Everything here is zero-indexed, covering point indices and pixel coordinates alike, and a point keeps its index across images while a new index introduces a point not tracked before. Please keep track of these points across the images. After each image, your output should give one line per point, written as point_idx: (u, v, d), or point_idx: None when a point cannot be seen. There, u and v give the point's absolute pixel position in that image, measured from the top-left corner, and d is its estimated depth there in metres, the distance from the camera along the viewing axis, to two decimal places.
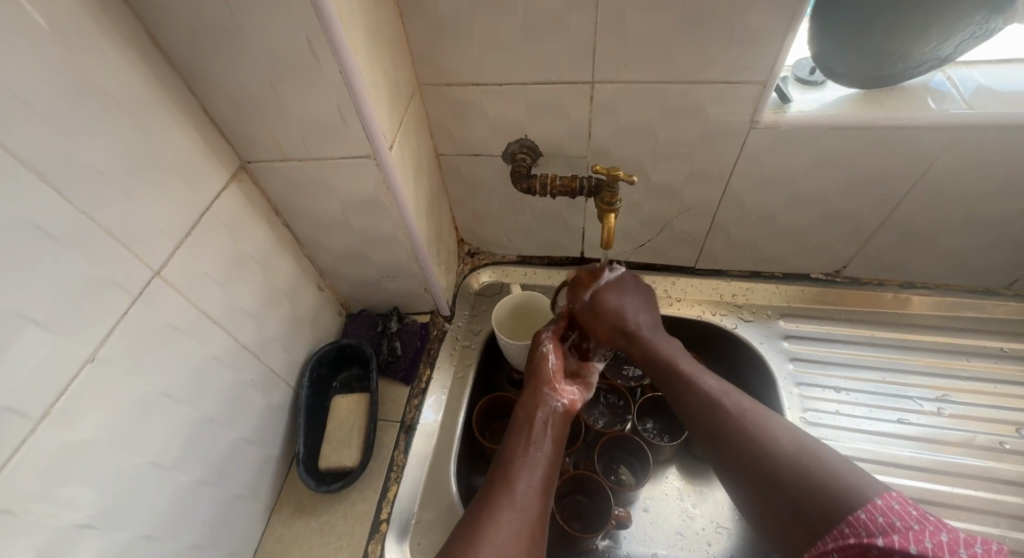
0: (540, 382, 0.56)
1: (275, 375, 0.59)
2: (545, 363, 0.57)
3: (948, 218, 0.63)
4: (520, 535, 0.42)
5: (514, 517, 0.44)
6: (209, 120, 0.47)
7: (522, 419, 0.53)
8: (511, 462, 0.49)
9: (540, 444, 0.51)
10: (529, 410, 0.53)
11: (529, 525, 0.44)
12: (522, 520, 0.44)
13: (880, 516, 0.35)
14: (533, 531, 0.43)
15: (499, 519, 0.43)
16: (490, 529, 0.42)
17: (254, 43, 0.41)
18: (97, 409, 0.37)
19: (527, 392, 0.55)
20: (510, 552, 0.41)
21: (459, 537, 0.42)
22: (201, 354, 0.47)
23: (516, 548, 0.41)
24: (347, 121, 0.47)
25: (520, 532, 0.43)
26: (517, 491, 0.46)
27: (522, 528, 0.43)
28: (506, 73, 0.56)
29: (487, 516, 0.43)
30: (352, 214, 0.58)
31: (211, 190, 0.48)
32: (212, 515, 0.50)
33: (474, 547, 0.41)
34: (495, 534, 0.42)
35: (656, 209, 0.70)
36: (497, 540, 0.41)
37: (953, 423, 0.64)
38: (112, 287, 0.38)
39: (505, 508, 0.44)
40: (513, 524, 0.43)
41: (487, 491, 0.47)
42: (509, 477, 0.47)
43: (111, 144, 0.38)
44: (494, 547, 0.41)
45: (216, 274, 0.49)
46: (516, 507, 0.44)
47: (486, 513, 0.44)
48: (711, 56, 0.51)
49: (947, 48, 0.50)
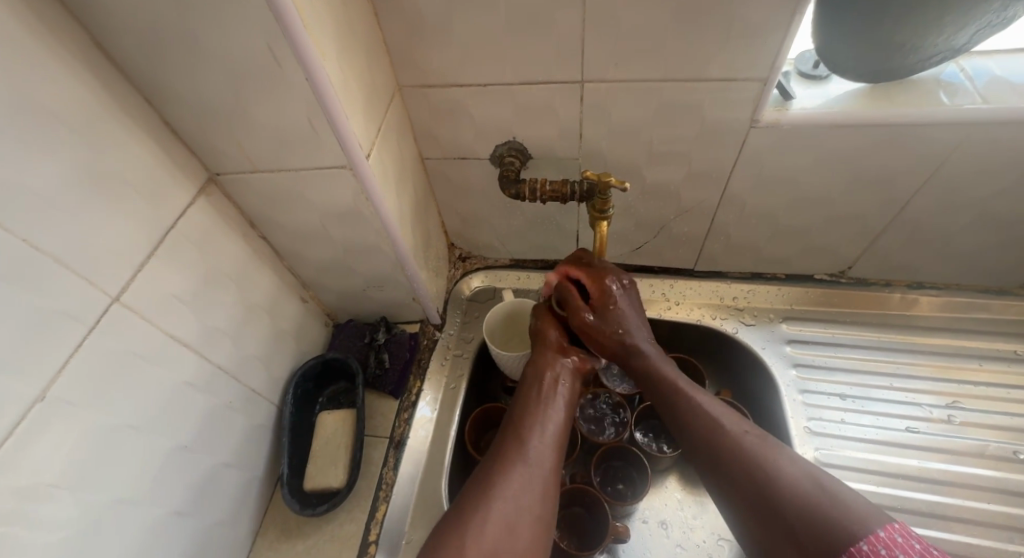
0: (546, 345, 0.57)
1: (256, 394, 0.57)
2: (547, 332, 0.59)
3: (958, 218, 0.60)
4: (532, 488, 0.44)
5: (528, 470, 0.45)
6: (172, 133, 0.44)
7: (530, 379, 0.54)
8: (519, 428, 0.49)
9: (552, 400, 0.52)
10: (538, 369, 0.55)
11: (543, 478, 0.45)
12: (535, 473, 0.45)
13: (884, 550, 0.33)
14: (547, 485, 0.45)
15: (511, 474, 0.45)
16: (503, 482, 0.44)
17: (212, 51, 0.38)
18: (49, 448, 0.35)
19: (535, 354, 0.57)
20: (524, 505, 0.43)
21: (471, 491, 0.44)
22: (171, 380, 0.45)
23: (530, 500, 0.43)
24: (317, 130, 0.44)
25: (534, 484, 0.45)
26: (531, 445, 0.47)
27: (536, 482, 0.45)
28: (490, 73, 0.53)
29: (499, 470, 0.45)
30: (332, 225, 0.55)
31: (175, 207, 0.45)
32: (187, 545, 0.48)
33: (487, 501, 0.42)
34: (508, 487, 0.44)
35: (653, 210, 0.67)
36: (510, 492, 0.43)
37: (965, 431, 0.61)
38: (64, 319, 0.36)
39: (519, 461, 0.46)
40: (527, 479, 0.44)
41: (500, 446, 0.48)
42: (523, 432, 0.48)
43: (58, 166, 0.35)
44: (506, 500, 0.43)
45: (186, 295, 0.46)
46: (529, 463, 0.46)
47: (498, 467, 0.45)
48: (708, 53, 0.48)
49: (962, 38, 0.47)
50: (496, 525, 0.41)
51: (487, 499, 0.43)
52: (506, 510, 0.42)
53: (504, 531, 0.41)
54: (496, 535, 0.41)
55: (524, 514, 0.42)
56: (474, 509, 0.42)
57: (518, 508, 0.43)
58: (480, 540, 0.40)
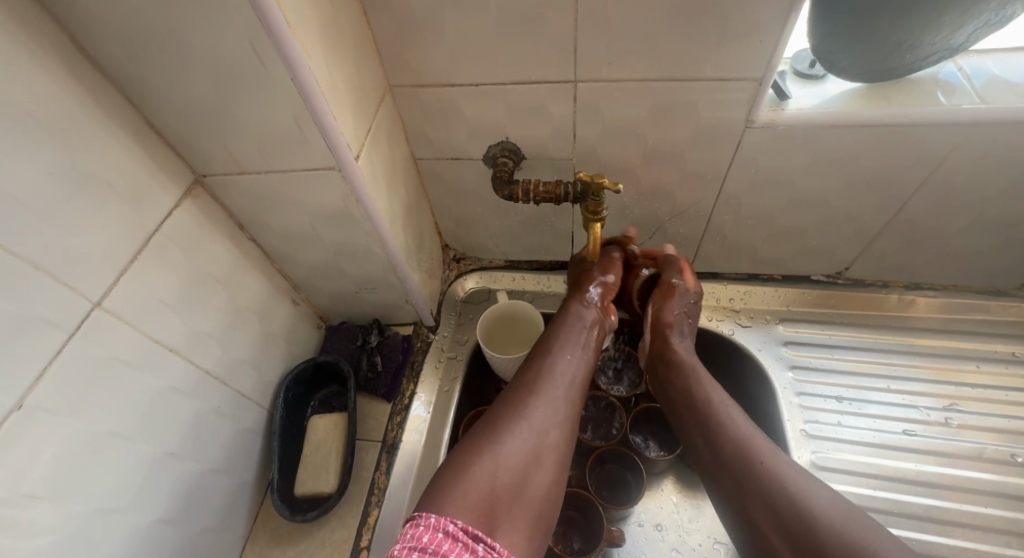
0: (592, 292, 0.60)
1: (246, 399, 0.56)
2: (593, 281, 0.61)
3: (956, 219, 0.59)
4: (558, 422, 0.48)
5: (556, 405, 0.49)
6: (156, 134, 0.43)
7: (569, 321, 0.57)
8: (553, 363, 0.52)
9: (582, 348, 0.56)
10: (575, 315, 0.58)
11: (567, 415, 0.49)
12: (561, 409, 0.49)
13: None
14: (569, 422, 0.49)
15: (541, 406, 0.48)
16: (534, 411, 0.48)
17: (194, 51, 0.37)
18: (27, 459, 0.34)
19: (572, 303, 0.60)
20: (550, 435, 0.47)
21: (503, 416, 0.47)
22: (155, 386, 0.44)
23: (555, 433, 0.47)
24: (304, 131, 0.43)
25: (560, 419, 0.49)
26: (563, 382, 0.51)
27: (562, 417, 0.49)
28: (482, 73, 0.52)
29: (532, 399, 0.49)
30: (322, 227, 0.54)
31: (160, 210, 0.44)
32: (174, 553, 0.47)
33: (519, 425, 0.46)
34: (538, 416, 0.47)
35: (648, 211, 0.66)
36: (540, 421, 0.47)
37: (963, 434, 0.61)
38: (40, 326, 0.35)
39: (548, 396, 0.49)
40: (554, 413, 0.49)
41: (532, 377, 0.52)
42: (554, 369, 0.52)
43: (34, 170, 0.34)
44: (538, 426, 0.47)
45: (172, 299, 0.46)
46: (558, 398, 0.50)
47: (534, 397, 0.49)
48: (702, 52, 0.47)
49: (960, 36, 0.46)
50: (525, 448, 0.45)
51: (520, 422, 0.46)
52: (535, 438, 0.46)
53: (531, 454, 0.45)
54: (524, 454, 0.45)
55: (549, 443, 0.47)
56: (507, 431, 0.46)
57: (545, 437, 0.47)
58: (511, 459, 0.44)
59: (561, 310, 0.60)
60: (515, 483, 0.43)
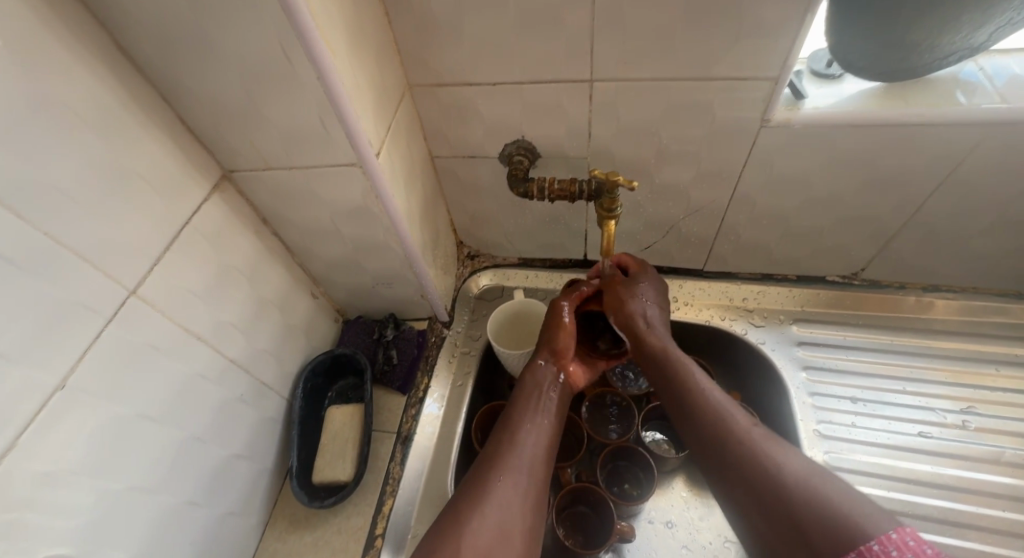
0: (547, 350, 0.56)
1: (267, 388, 0.58)
2: (562, 320, 0.57)
3: (975, 221, 0.59)
4: (523, 496, 0.44)
5: (520, 479, 0.45)
6: (187, 131, 0.45)
7: (528, 385, 0.54)
8: (513, 433, 0.49)
9: (546, 412, 0.52)
10: (533, 378, 0.54)
11: (535, 488, 0.45)
12: (527, 479, 0.45)
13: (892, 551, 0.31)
14: (538, 494, 0.45)
15: (505, 482, 0.44)
16: (496, 487, 0.44)
17: (226, 50, 0.38)
18: (68, 437, 0.36)
19: (534, 359, 0.56)
20: (515, 511, 0.43)
21: (462, 501, 0.43)
22: (185, 372, 0.46)
23: (521, 508, 0.43)
24: (328, 128, 0.44)
25: (526, 492, 0.45)
26: (525, 453, 0.47)
27: (529, 491, 0.45)
28: (500, 72, 0.53)
29: (491, 476, 0.45)
30: (342, 222, 0.56)
31: (190, 204, 0.46)
32: (201, 533, 0.49)
33: (481, 505, 0.42)
34: (501, 493, 0.43)
35: (662, 210, 0.67)
36: (503, 498, 0.43)
37: (981, 437, 0.60)
38: (81, 310, 0.37)
39: (512, 468, 0.46)
40: (519, 487, 0.44)
41: (493, 451, 0.48)
42: (517, 439, 0.48)
43: (77, 163, 0.36)
44: (501, 505, 0.43)
45: (200, 289, 0.47)
46: (522, 470, 0.46)
47: (494, 474, 0.45)
48: (718, 51, 0.48)
49: (980, 36, 0.46)
50: (490, 530, 0.41)
51: (482, 502, 0.43)
52: (499, 518, 0.42)
53: (497, 538, 0.41)
54: (491, 538, 0.40)
55: (516, 522, 0.42)
56: (467, 515, 0.42)
57: (511, 515, 0.43)
58: (475, 542, 0.40)
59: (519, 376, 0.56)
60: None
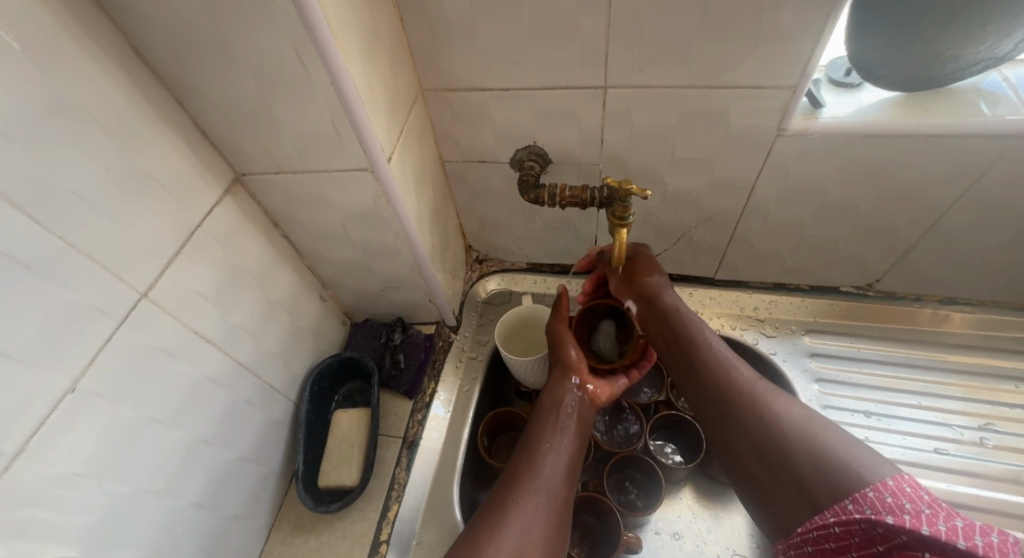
0: (562, 370, 0.55)
1: (274, 391, 0.58)
2: (567, 350, 0.56)
3: (996, 234, 0.57)
4: (542, 518, 0.43)
5: (539, 501, 0.44)
6: (201, 134, 0.45)
7: (547, 405, 0.53)
8: (532, 456, 0.48)
9: (567, 432, 0.51)
10: (554, 396, 0.53)
11: (554, 511, 0.45)
12: (546, 501, 0.45)
13: (890, 497, 0.32)
14: (558, 515, 0.45)
15: (523, 503, 0.44)
16: (515, 510, 0.43)
17: (241, 54, 0.38)
18: (78, 439, 0.36)
19: (552, 380, 0.55)
20: (533, 535, 0.42)
21: (481, 524, 0.43)
22: (194, 375, 0.46)
23: (539, 531, 0.42)
24: (340, 133, 0.44)
25: (545, 514, 0.44)
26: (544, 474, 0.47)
27: (548, 514, 0.44)
28: (513, 78, 0.53)
29: (510, 499, 0.44)
30: (352, 227, 0.56)
31: (202, 206, 0.46)
32: (207, 536, 0.49)
33: (499, 527, 0.42)
34: (519, 515, 0.43)
35: (674, 218, 0.66)
36: (521, 520, 0.43)
37: (999, 455, 0.59)
38: (93, 314, 0.37)
39: (531, 489, 0.45)
40: (537, 510, 0.44)
41: (513, 472, 0.48)
42: (536, 460, 0.48)
43: (92, 166, 0.36)
44: (519, 528, 0.42)
45: (210, 293, 0.47)
46: (541, 491, 0.45)
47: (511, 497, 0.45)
48: (734, 60, 0.47)
49: (1006, 46, 0.45)
50: (507, 553, 0.40)
51: (499, 525, 0.42)
52: (517, 541, 0.41)
53: None
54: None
55: (534, 545, 0.41)
56: (484, 537, 0.41)
57: (529, 537, 0.42)
58: None
59: (541, 394, 0.56)
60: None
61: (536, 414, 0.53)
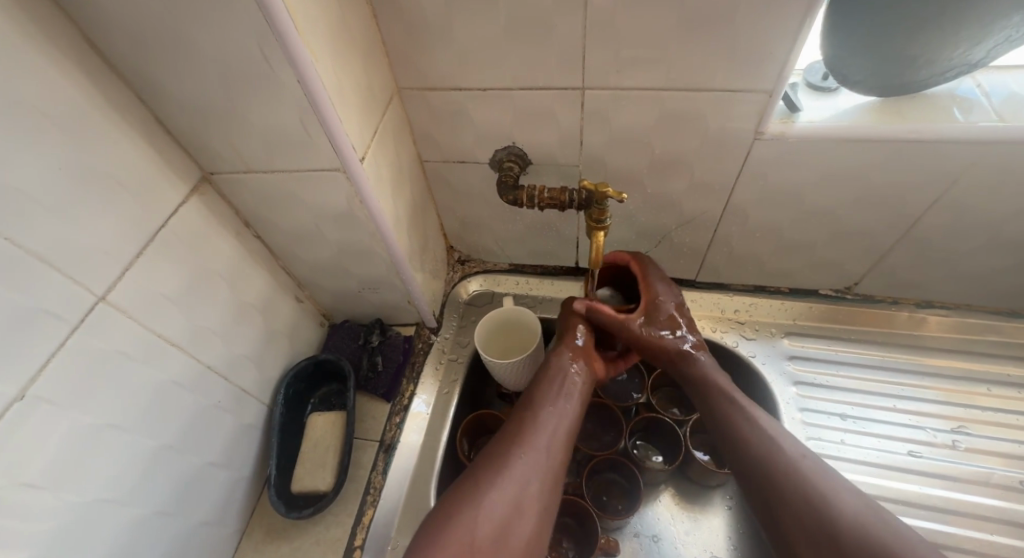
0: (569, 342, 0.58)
1: (246, 394, 0.56)
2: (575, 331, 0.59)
3: (970, 239, 0.58)
4: (543, 472, 0.46)
5: (540, 457, 0.47)
6: (166, 132, 0.44)
7: (553, 371, 0.54)
8: (537, 414, 0.50)
9: (570, 395, 0.53)
10: (558, 363, 0.55)
11: (553, 467, 0.47)
12: (547, 459, 0.47)
13: None
14: (554, 470, 0.47)
15: (525, 458, 0.46)
16: (516, 466, 0.46)
17: (204, 52, 0.37)
18: (28, 449, 0.35)
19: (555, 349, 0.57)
20: (530, 487, 0.45)
21: (483, 474, 0.46)
22: (157, 380, 0.44)
23: (539, 484, 0.46)
24: (310, 132, 0.43)
25: (546, 471, 0.47)
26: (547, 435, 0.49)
27: (547, 468, 0.47)
28: (490, 77, 0.52)
29: (513, 452, 0.47)
30: (327, 227, 0.55)
31: (167, 206, 0.45)
32: (171, 546, 0.48)
33: (499, 479, 0.45)
34: (520, 469, 0.46)
35: (655, 219, 0.66)
36: (521, 475, 0.45)
37: (970, 458, 0.59)
38: (46, 318, 0.35)
39: (534, 447, 0.47)
40: (538, 465, 0.46)
41: (516, 427, 0.50)
42: (540, 419, 0.50)
43: (45, 163, 0.35)
44: (518, 482, 0.45)
45: (176, 295, 0.46)
46: (542, 448, 0.48)
47: (515, 451, 0.47)
48: (712, 62, 0.47)
49: (978, 52, 0.45)
50: (505, 506, 0.43)
51: (500, 478, 0.45)
52: (516, 493, 0.44)
53: (511, 512, 0.43)
54: (505, 511, 0.43)
55: (530, 497, 0.45)
56: (485, 488, 0.44)
57: (527, 489, 0.45)
58: (489, 515, 0.43)
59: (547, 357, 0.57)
60: (497, 543, 0.42)
61: (540, 378, 0.55)
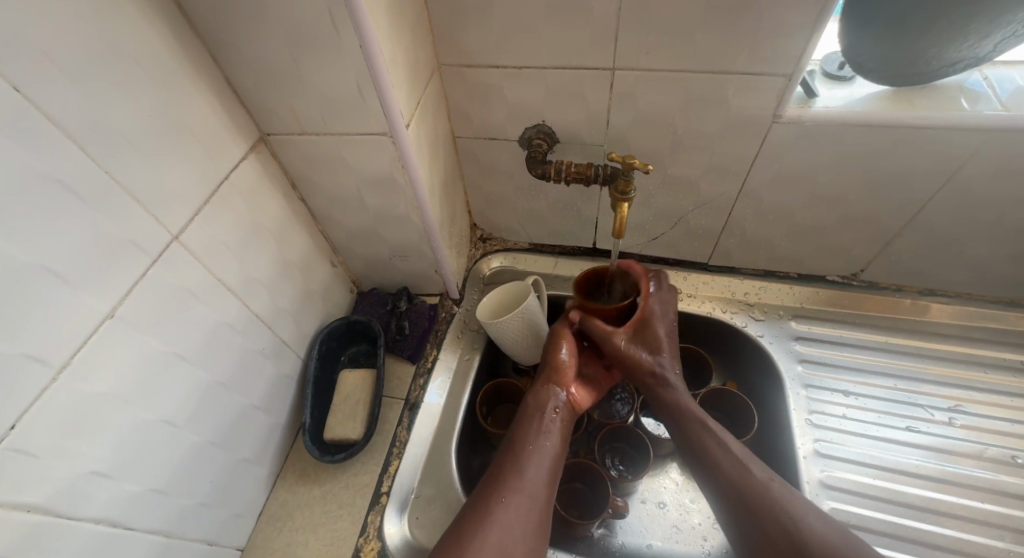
0: (551, 378, 0.59)
1: (285, 347, 0.60)
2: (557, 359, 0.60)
3: (973, 226, 0.61)
4: (526, 517, 0.48)
5: (522, 499, 0.49)
6: (231, 92, 0.48)
7: (532, 410, 0.57)
8: (517, 460, 0.52)
9: (549, 435, 0.55)
10: (539, 401, 0.58)
11: (538, 508, 0.49)
12: (530, 501, 0.49)
13: None
14: (540, 512, 0.49)
15: (505, 504, 0.48)
16: (501, 510, 0.48)
17: (277, 16, 0.41)
18: (112, 364, 0.39)
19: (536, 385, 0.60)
20: (518, 529, 0.46)
21: (470, 518, 0.47)
22: (215, 320, 0.48)
23: (523, 530, 0.47)
24: (364, 97, 0.47)
25: (530, 513, 0.48)
26: (528, 477, 0.50)
27: (530, 511, 0.48)
28: (525, 56, 0.56)
29: (495, 497, 0.49)
30: (367, 192, 0.58)
31: (229, 160, 0.49)
32: (219, 476, 0.52)
33: (484, 524, 0.46)
34: (503, 513, 0.47)
35: (673, 201, 0.69)
36: (506, 519, 0.47)
37: (964, 433, 0.63)
38: (131, 249, 0.40)
39: (513, 492, 0.49)
40: (522, 508, 0.48)
41: (496, 474, 0.52)
42: (521, 463, 0.52)
43: (137, 111, 0.39)
44: (504, 527, 0.46)
45: (232, 244, 0.50)
46: (523, 491, 0.50)
47: (497, 495, 0.49)
48: (736, 46, 0.50)
49: (986, 46, 0.48)
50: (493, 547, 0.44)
51: (484, 522, 0.46)
52: (502, 536, 0.46)
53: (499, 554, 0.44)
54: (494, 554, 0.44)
55: (517, 541, 0.46)
56: (471, 533, 0.46)
57: (512, 534, 0.46)
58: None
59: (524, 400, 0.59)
60: None
61: (521, 418, 0.57)
